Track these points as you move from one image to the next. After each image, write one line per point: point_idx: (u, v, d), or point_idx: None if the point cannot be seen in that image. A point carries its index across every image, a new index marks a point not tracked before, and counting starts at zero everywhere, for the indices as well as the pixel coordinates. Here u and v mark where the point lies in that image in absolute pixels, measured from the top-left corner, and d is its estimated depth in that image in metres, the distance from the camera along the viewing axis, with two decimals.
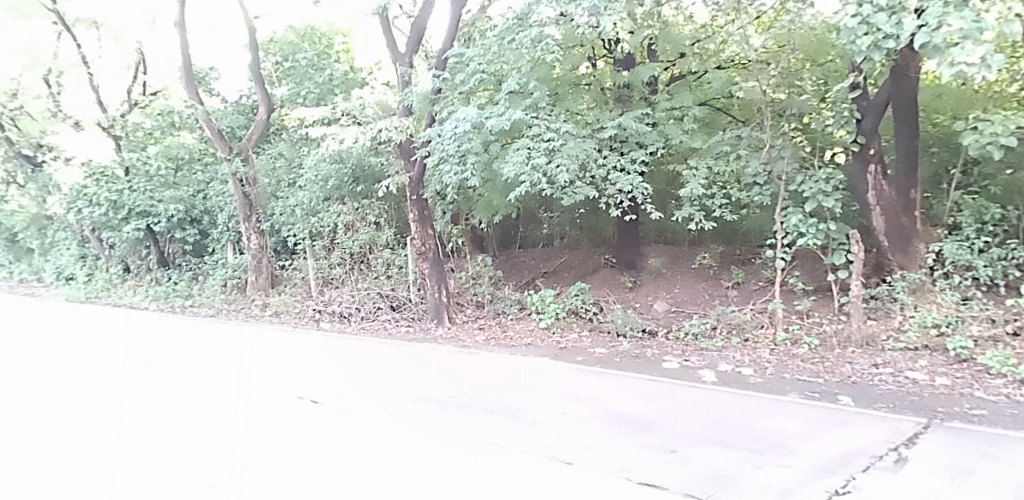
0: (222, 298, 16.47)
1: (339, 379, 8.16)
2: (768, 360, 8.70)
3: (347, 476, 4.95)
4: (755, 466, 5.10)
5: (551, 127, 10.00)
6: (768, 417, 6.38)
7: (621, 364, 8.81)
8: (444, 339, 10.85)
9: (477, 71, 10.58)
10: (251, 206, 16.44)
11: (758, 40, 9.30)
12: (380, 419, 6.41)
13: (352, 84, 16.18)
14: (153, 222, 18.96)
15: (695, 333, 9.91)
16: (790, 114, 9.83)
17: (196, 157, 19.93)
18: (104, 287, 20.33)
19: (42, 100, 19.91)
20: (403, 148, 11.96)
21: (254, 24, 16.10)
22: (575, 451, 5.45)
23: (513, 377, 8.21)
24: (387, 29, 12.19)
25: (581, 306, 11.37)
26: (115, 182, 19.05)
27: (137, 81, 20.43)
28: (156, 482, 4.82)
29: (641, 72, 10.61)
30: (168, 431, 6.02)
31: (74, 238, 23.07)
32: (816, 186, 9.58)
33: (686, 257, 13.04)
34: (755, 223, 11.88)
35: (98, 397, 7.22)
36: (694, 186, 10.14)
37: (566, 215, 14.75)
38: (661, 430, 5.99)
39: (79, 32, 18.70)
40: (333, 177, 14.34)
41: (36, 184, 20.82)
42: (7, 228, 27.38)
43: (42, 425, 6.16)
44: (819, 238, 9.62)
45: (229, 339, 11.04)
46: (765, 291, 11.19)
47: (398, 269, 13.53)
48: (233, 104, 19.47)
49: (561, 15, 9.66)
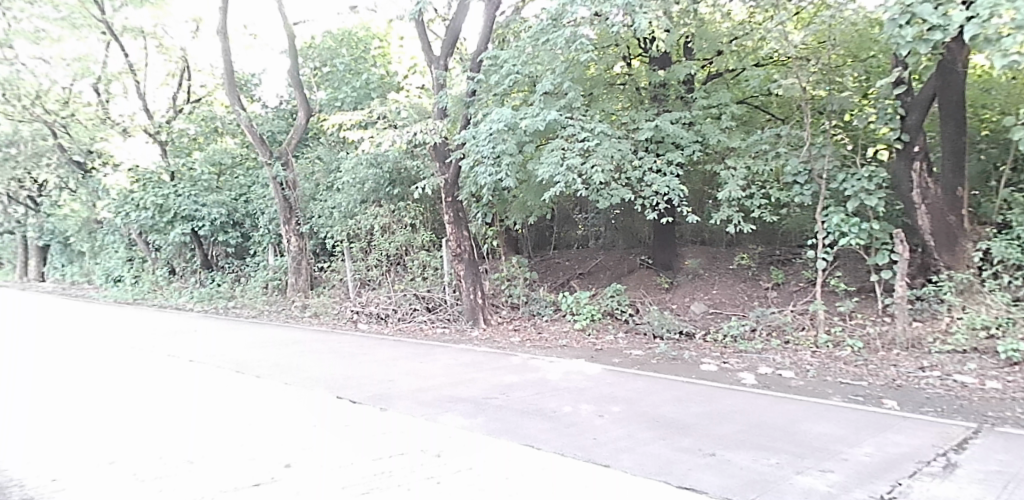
0: (264, 300, 16.76)
1: (377, 380, 8.28)
2: (810, 362, 8.55)
3: (385, 475, 5.02)
4: (797, 471, 5.00)
5: (586, 127, 10.00)
6: (810, 421, 6.26)
7: (659, 367, 8.72)
8: (480, 340, 10.94)
9: (512, 72, 10.61)
10: (291, 210, 16.73)
11: (797, 37, 9.13)
12: (417, 419, 6.49)
13: (388, 88, 16.11)
14: (198, 226, 19.38)
15: (733, 335, 9.79)
16: (831, 111, 9.65)
17: (238, 161, 20.54)
18: (151, 290, 20.91)
19: (93, 107, 20.47)
20: (439, 150, 12.07)
21: (294, 30, 16.35)
22: (611, 454, 5.43)
23: (550, 379, 8.22)
24: (422, 33, 12.26)
25: (617, 307, 11.34)
26: (161, 186, 19.54)
27: (182, 89, 20.79)
28: (204, 479, 4.96)
29: (677, 71, 10.45)
30: (213, 428, 6.20)
31: (122, 242, 23.87)
32: (859, 184, 9.39)
33: (724, 258, 12.91)
34: (794, 223, 11.70)
35: (148, 396, 7.46)
36: (733, 187, 10.01)
37: (600, 216, 14.72)
38: (699, 433, 5.93)
39: (127, 42, 19.00)
40: (370, 180, 14.67)
41: (86, 189, 21.86)
42: (60, 234, 28.59)
43: (96, 422, 6.41)
44: (861, 237, 9.40)
45: (272, 339, 11.32)
46: (806, 292, 10.99)
47: (434, 271, 13.60)
48: (273, 110, 19.91)
49: (596, 14, 9.61)
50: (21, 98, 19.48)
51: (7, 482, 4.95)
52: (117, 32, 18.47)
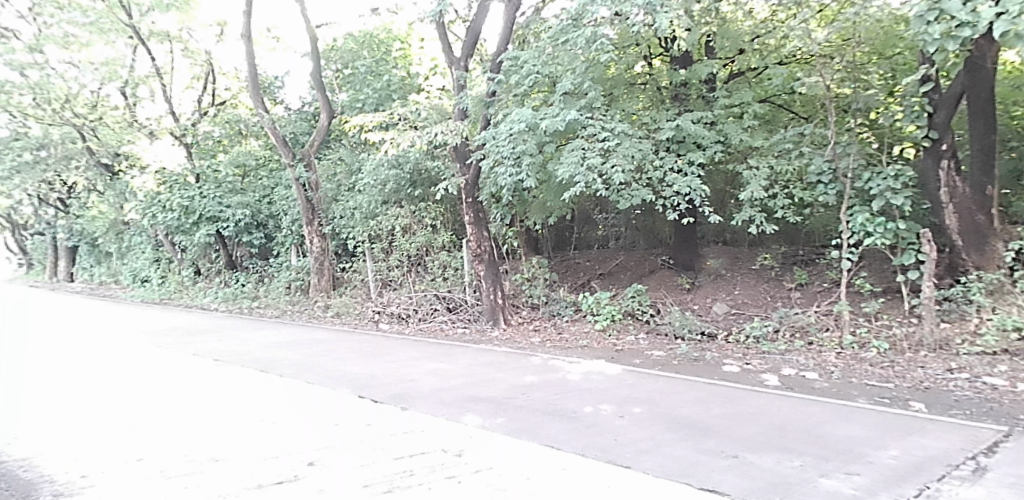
0: (286, 300, 16.93)
1: (398, 379, 8.33)
2: (835, 364, 8.44)
3: (406, 475, 5.04)
4: (821, 474, 4.94)
5: (607, 126, 9.96)
6: (835, 423, 6.18)
7: (680, 368, 8.67)
8: (500, 340, 10.95)
9: (532, 72, 10.61)
10: (314, 211, 16.91)
11: (821, 35, 9.04)
12: (438, 418, 6.51)
13: (410, 89, 16.34)
14: (222, 227, 19.62)
15: (756, 336, 9.70)
16: (856, 109, 9.49)
17: (262, 163, 20.74)
18: (177, 290, 21.23)
19: (120, 111, 20.90)
20: (459, 151, 12.11)
21: (316, 33, 16.52)
22: (632, 455, 5.41)
23: (570, 379, 8.21)
24: (442, 34, 12.32)
25: (638, 308, 11.31)
26: (187, 188, 19.84)
27: (206, 92, 21.30)
28: (229, 476, 5.03)
29: (699, 70, 10.36)
30: (238, 427, 6.28)
31: (149, 243, 24.28)
32: (884, 183, 9.23)
33: (746, 258, 12.81)
34: (818, 223, 11.56)
35: (175, 394, 7.57)
36: (756, 187, 9.88)
37: (621, 217, 14.66)
38: (722, 435, 5.88)
39: (153, 47, 19.37)
40: (391, 181, 14.75)
41: (113, 191, 22.29)
42: (88, 235, 29.18)
43: (124, 420, 6.53)
44: (888, 237, 9.29)
45: (295, 338, 11.44)
46: (830, 292, 10.85)
47: (455, 271, 13.65)
48: (296, 112, 20.11)
49: (616, 14, 9.65)
50: (51, 101, 19.66)
51: (39, 477, 5.06)
52: (143, 36, 18.76)
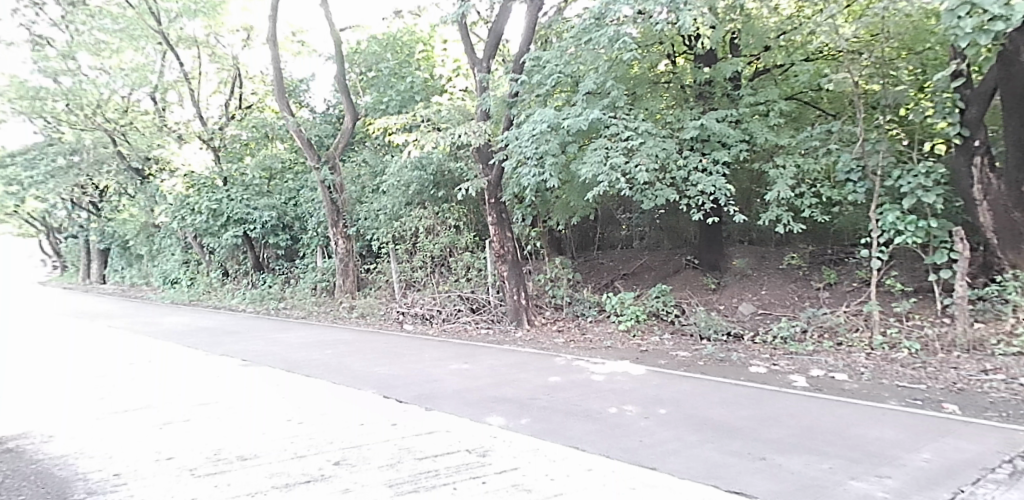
0: (313, 301, 17.11)
1: (422, 380, 8.37)
2: (865, 365, 8.30)
3: (431, 475, 5.06)
4: (852, 476, 4.86)
5: (630, 126, 9.90)
6: (865, 425, 6.07)
7: (706, 369, 8.59)
8: (524, 341, 10.94)
9: (554, 72, 10.59)
10: (339, 212, 17.05)
11: (849, 30, 8.97)
12: (462, 419, 6.52)
13: (432, 91, 16.74)
14: (249, 229, 19.87)
15: (783, 336, 9.57)
16: (885, 106, 9.38)
17: (288, 166, 20.71)
18: (206, 292, 21.58)
19: (150, 116, 21.39)
20: (482, 152, 12.15)
21: (340, 35, 16.67)
22: (658, 456, 5.37)
23: (595, 380, 8.17)
24: (465, 35, 12.34)
25: (662, 308, 11.24)
26: (215, 191, 20.15)
27: (234, 96, 21.58)
28: (257, 475, 5.08)
29: (723, 68, 10.24)
30: (265, 426, 6.36)
31: (179, 245, 24.74)
32: (915, 181, 9.03)
33: (773, 258, 12.67)
34: (847, 222, 11.37)
35: (204, 394, 7.68)
36: (783, 186, 9.74)
37: (645, 216, 14.57)
38: (749, 437, 5.82)
39: (181, 52, 19.72)
40: (414, 182, 14.82)
41: (144, 194, 22.78)
42: (120, 238, 29.83)
43: (155, 419, 6.64)
44: (918, 236, 9.04)
45: (322, 339, 11.57)
46: (860, 292, 10.67)
47: (478, 272, 13.68)
48: (321, 115, 20.31)
49: (639, 12, 9.55)
50: (83, 107, 20.11)
51: (74, 474, 5.17)
52: (172, 41, 19.04)
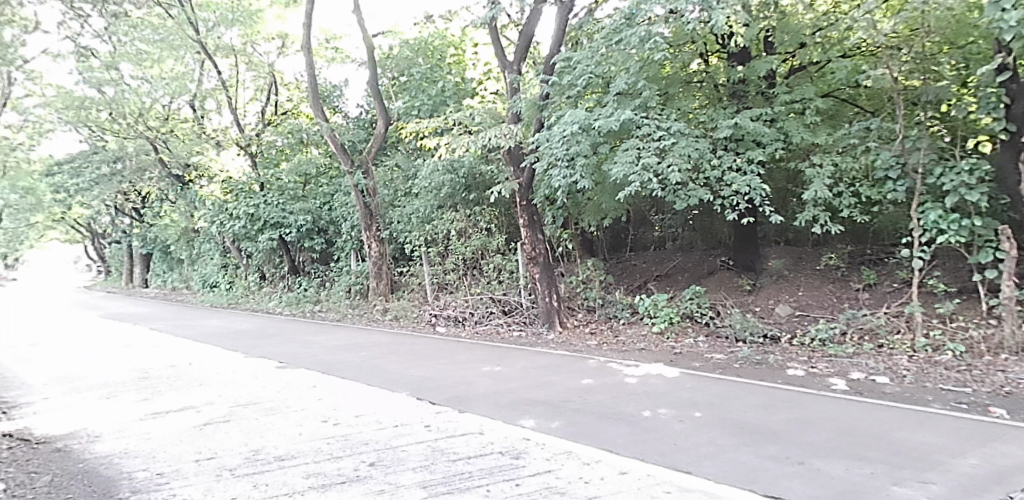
0: (347, 304, 17.33)
1: (455, 382, 8.40)
2: (907, 368, 8.09)
3: (465, 476, 5.08)
4: (894, 482, 4.74)
5: (662, 126, 9.81)
6: (908, 430, 5.91)
7: (741, 371, 8.47)
8: (556, 343, 10.90)
9: (586, 73, 10.54)
10: (372, 216, 17.19)
11: (887, 25, 8.65)
12: (496, 421, 6.54)
13: (464, 94, 16.94)
14: (285, 233, 20.21)
15: (822, 339, 9.38)
16: (926, 102, 9.16)
17: (322, 171, 20.86)
18: (244, 295, 22.04)
19: (189, 123, 22.02)
20: (513, 155, 12.15)
21: (372, 41, 16.86)
22: (693, 460, 5.31)
23: (628, 382, 8.11)
24: (496, 38, 12.36)
25: (696, 310, 11.10)
26: (252, 196, 20.58)
27: (270, 103, 21.97)
28: (294, 475, 5.16)
29: (757, 66, 10.12)
30: (301, 427, 6.47)
31: (217, 249, 25.35)
32: (958, 179, 8.75)
33: (811, 258, 12.46)
34: (886, 221, 11.12)
35: (243, 395, 7.87)
36: (820, 186, 9.58)
37: (678, 217, 14.44)
38: (787, 441, 5.71)
39: (219, 61, 20.18)
40: (446, 185, 14.91)
41: (184, 200, 23.45)
42: (161, 243, 30.72)
43: (197, 419, 6.82)
44: (962, 235, 8.85)
45: (356, 341, 11.73)
46: (901, 292, 10.41)
47: (510, 275, 13.73)
48: (354, 120, 20.58)
49: (671, 12, 9.47)
50: (126, 115, 20.81)
51: (118, 474, 5.30)
52: (210, 50, 19.49)
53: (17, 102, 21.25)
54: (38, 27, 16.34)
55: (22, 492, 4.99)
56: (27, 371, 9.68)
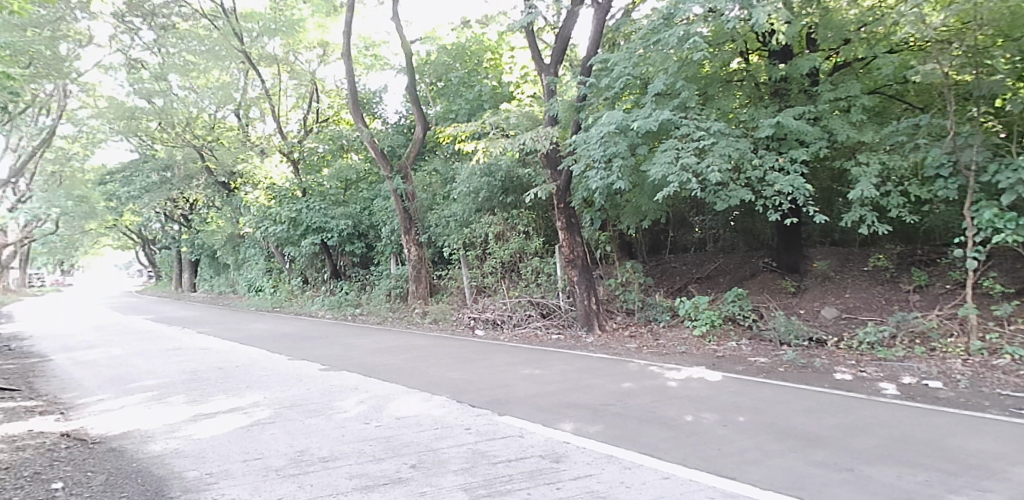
0: (388, 307, 17.54)
1: (495, 384, 8.44)
2: (962, 372, 7.80)
3: (505, 479, 5.09)
4: (949, 490, 4.58)
5: (701, 126, 9.68)
6: (964, 436, 5.70)
7: (786, 375, 8.29)
8: (595, 346, 10.86)
9: (623, 74, 10.43)
10: (411, 220, 17.34)
11: (937, 19, 8.36)
12: (536, 424, 6.55)
13: (501, 98, 16.98)
14: (327, 237, 20.55)
15: (871, 342, 9.11)
16: (979, 97, 8.84)
17: (363, 177, 21.20)
18: (288, 298, 22.48)
19: (234, 131, 22.63)
20: (550, 157, 12.16)
21: (411, 48, 17.04)
22: (737, 466, 5.21)
23: (669, 386, 8.02)
24: (532, 41, 12.37)
25: (738, 313, 10.91)
26: (295, 201, 20.90)
27: (312, 109, 22.41)
28: (336, 477, 5.23)
29: (800, 64, 9.91)
30: (344, 428, 6.59)
31: (262, 254, 25.96)
32: (1014, 176, 8.37)
33: (858, 259, 12.17)
34: (937, 220, 10.78)
35: (290, 397, 8.04)
36: (867, 184, 9.32)
37: (718, 218, 14.25)
38: (835, 447, 5.57)
39: (263, 71, 20.62)
40: (484, 189, 14.94)
41: (230, 206, 24.12)
42: (208, 249, 31.59)
43: (245, 420, 7.00)
44: (1019, 235, 8.42)
45: (396, 344, 11.86)
46: (954, 294, 10.06)
47: (548, 277, 13.74)
48: (393, 125, 20.84)
49: (710, 10, 9.36)
50: (175, 125, 21.49)
51: (170, 473, 5.45)
52: (254, 60, 19.76)
53: (73, 114, 22.15)
54: (91, 40, 16.96)
55: (80, 490, 5.17)
56: (83, 372, 10.06)
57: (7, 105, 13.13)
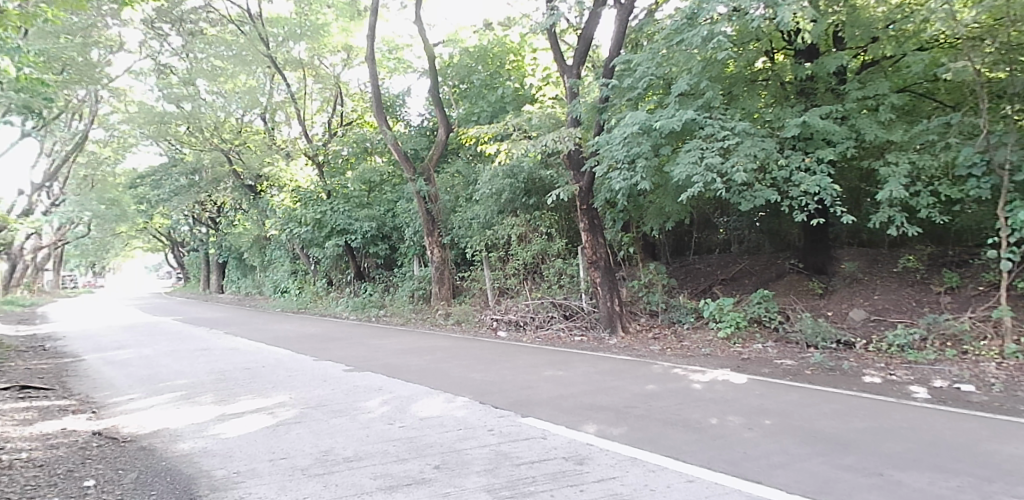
0: (411, 308, 17.63)
1: (518, 386, 8.44)
2: (996, 375, 7.62)
3: (529, 481, 5.08)
4: (983, 496, 4.48)
5: (726, 126, 9.59)
6: (998, 441, 5.56)
7: (813, 378, 8.17)
8: (619, 348, 10.79)
9: (646, 75, 10.37)
10: (434, 222, 17.41)
11: (969, 16, 8.20)
12: (560, 426, 6.53)
13: (523, 100, 16.95)
14: (350, 239, 20.71)
15: (901, 344, 8.95)
16: (1013, 94, 8.64)
17: (386, 179, 21.34)
18: (312, 300, 22.71)
19: (261, 135, 22.97)
20: (573, 158, 12.14)
21: (433, 51, 17.12)
22: (764, 470, 5.15)
23: (694, 388, 7.95)
24: (555, 43, 12.35)
25: (764, 315, 10.77)
26: (319, 203, 21.12)
27: (335, 112, 22.64)
28: (361, 477, 5.26)
29: (827, 63, 9.78)
30: (368, 429, 6.64)
31: (288, 256, 26.28)
32: None
33: (887, 260, 11.97)
34: (969, 220, 10.55)
35: (315, 397, 8.12)
36: (896, 183, 9.15)
37: (743, 219, 14.11)
38: (863, 451, 5.47)
39: (289, 76, 20.93)
40: (506, 191, 14.95)
41: (256, 208, 24.48)
42: (235, 251, 32.04)
43: (270, 420, 7.08)
44: None
45: (420, 345, 11.90)
46: (987, 296, 9.83)
47: (570, 279, 13.72)
48: (417, 128, 20.97)
49: (735, 10, 9.25)
50: (203, 130, 21.87)
51: (198, 472, 5.54)
52: (279, 64, 20.03)
53: (105, 120, 22.66)
54: (123, 46, 17.37)
55: (111, 488, 5.26)
56: (114, 372, 10.26)
57: (42, 111, 13.46)
